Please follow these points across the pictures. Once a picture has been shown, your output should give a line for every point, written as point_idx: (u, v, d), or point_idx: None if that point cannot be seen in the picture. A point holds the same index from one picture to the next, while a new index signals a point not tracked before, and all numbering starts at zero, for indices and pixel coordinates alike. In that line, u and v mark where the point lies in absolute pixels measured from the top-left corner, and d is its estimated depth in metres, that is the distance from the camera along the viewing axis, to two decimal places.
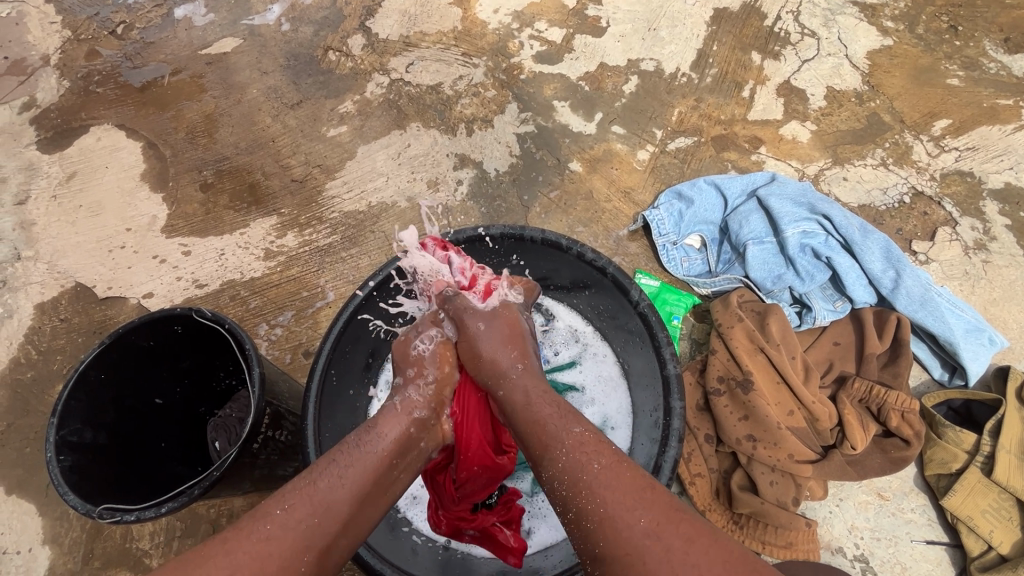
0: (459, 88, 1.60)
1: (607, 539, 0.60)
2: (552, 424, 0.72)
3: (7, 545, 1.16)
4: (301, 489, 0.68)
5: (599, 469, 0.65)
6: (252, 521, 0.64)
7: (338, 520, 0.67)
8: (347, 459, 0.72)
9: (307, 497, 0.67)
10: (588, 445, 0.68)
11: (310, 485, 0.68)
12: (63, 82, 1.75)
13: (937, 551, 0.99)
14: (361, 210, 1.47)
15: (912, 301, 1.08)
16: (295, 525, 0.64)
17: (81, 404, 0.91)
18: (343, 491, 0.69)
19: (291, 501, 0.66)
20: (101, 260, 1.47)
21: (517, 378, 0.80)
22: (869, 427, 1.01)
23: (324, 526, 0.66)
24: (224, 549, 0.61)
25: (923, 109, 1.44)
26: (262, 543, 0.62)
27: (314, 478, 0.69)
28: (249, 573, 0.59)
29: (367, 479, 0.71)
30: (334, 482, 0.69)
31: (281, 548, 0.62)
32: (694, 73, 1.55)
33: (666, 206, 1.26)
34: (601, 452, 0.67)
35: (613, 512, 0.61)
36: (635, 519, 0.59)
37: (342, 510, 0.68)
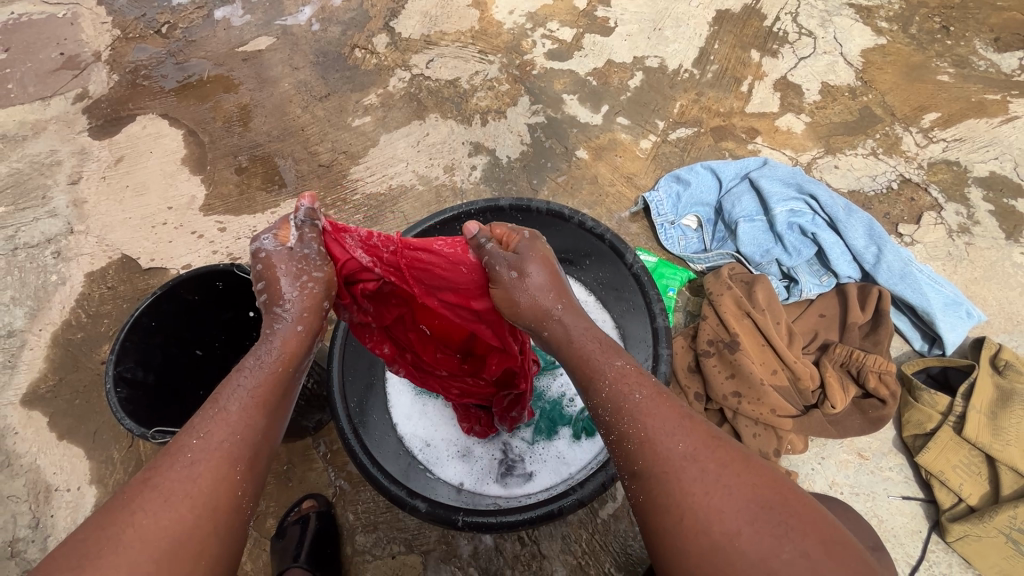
0: (475, 82, 1.72)
1: (649, 459, 0.60)
2: (596, 356, 0.69)
3: (58, 483, 1.28)
4: (211, 415, 0.62)
5: (639, 402, 0.63)
6: (166, 458, 0.59)
7: (257, 433, 0.63)
8: (250, 372, 0.66)
9: (221, 421, 0.62)
10: (628, 379, 0.66)
11: (220, 410, 0.63)
12: (113, 76, 1.91)
13: (912, 506, 1.06)
14: (382, 192, 1.59)
15: (892, 275, 1.16)
16: (213, 447, 0.60)
17: (135, 346, 1.03)
18: (256, 406, 0.64)
19: (205, 429, 0.61)
20: (145, 234, 1.60)
21: (566, 314, 0.72)
22: (848, 389, 1.08)
23: (248, 439, 0.62)
24: (144, 489, 0.56)
25: (914, 103, 1.52)
26: (181, 474, 0.57)
27: (220, 401, 0.64)
28: (177, 503, 0.55)
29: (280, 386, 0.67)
30: (239, 398, 0.64)
31: (208, 469, 0.58)
32: (696, 69, 1.64)
33: (665, 188, 1.36)
34: (643, 385, 0.65)
35: (657, 436, 0.60)
36: (675, 443, 0.59)
37: (259, 426, 0.63)
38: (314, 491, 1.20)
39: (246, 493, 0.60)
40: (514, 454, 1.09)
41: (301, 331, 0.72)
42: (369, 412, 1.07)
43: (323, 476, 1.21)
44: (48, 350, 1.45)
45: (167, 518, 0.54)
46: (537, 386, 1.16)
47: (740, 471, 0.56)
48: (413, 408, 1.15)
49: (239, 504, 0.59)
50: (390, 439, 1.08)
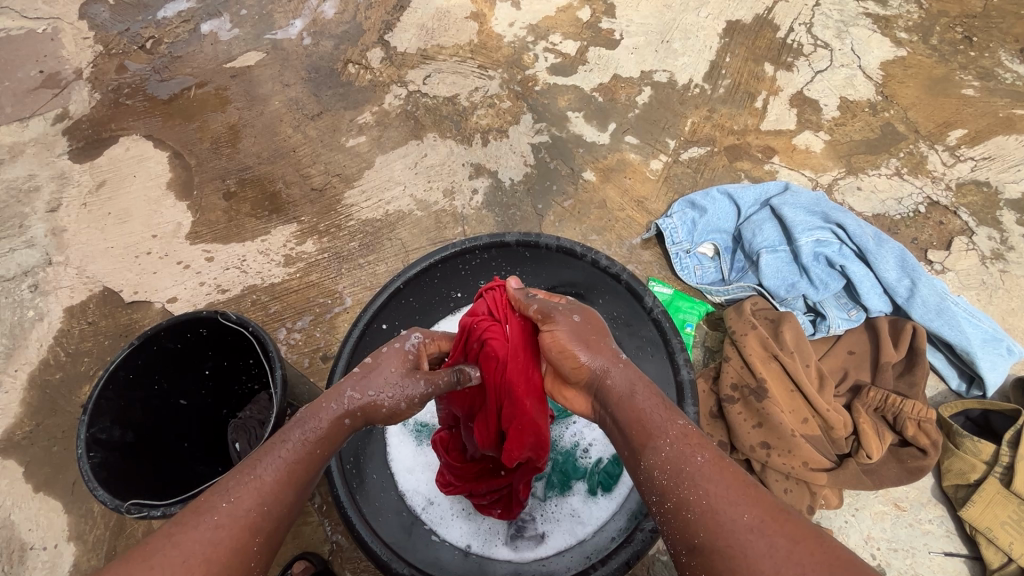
0: (475, 99, 1.63)
1: (700, 513, 0.57)
2: (656, 414, 0.66)
3: (34, 541, 1.19)
4: (243, 478, 0.64)
5: (701, 463, 0.60)
6: (194, 516, 0.60)
7: (284, 507, 0.64)
8: (290, 443, 0.68)
9: (254, 489, 0.63)
10: (692, 439, 0.63)
11: (256, 479, 0.64)
12: (94, 95, 1.82)
13: (955, 563, 0.98)
14: (379, 218, 1.51)
15: (928, 310, 1.08)
16: (241, 515, 0.61)
17: (110, 403, 0.94)
18: (287, 481, 0.65)
19: (237, 493, 0.62)
20: (128, 265, 1.52)
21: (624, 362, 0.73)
22: (885, 436, 1.00)
23: (274, 511, 0.63)
24: (170, 543, 0.57)
25: (938, 119, 1.45)
26: (203, 536, 0.58)
27: (256, 467, 0.65)
28: (193, 565, 0.56)
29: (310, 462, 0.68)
30: (276, 464, 0.66)
31: (231, 536, 0.59)
32: (708, 84, 1.56)
33: (680, 214, 1.28)
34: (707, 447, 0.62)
35: (717, 505, 0.56)
36: (739, 512, 0.55)
37: (286, 498, 0.64)
38: (309, 548, 1.11)
39: (260, 562, 0.61)
40: (524, 513, 1.00)
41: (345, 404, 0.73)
42: (366, 471, 0.98)
43: (319, 531, 1.12)
44: (25, 393, 1.36)
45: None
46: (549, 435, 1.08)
47: (813, 547, 0.52)
48: (416, 461, 1.06)
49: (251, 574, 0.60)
50: (390, 499, 0.99)
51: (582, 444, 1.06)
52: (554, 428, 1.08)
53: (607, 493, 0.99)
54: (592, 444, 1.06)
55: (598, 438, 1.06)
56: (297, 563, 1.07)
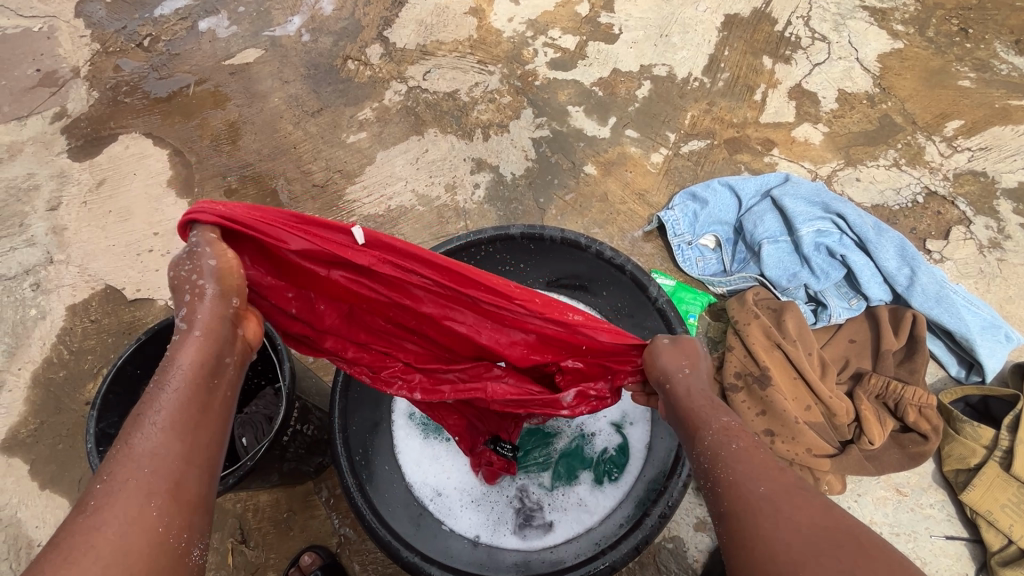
0: (475, 94, 1.64)
1: (727, 493, 0.58)
2: (705, 411, 0.68)
3: (41, 538, 1.19)
4: (112, 457, 0.54)
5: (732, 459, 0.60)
6: (71, 515, 0.50)
7: (174, 459, 0.55)
8: (153, 403, 0.57)
9: (124, 460, 0.53)
10: (734, 430, 0.64)
11: (125, 452, 0.54)
12: (93, 93, 1.82)
13: (956, 547, 1.00)
14: (381, 213, 1.51)
15: (928, 298, 1.09)
16: (118, 488, 0.51)
17: (118, 398, 0.94)
18: (164, 435, 0.55)
19: (108, 472, 0.53)
20: (130, 263, 1.52)
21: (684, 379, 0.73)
22: (887, 423, 1.02)
23: (162, 466, 0.53)
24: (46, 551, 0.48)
25: (935, 110, 1.46)
26: (81, 527, 0.49)
27: (124, 442, 0.55)
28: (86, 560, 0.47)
29: (189, 408, 0.58)
30: (145, 430, 0.55)
31: (112, 515, 0.50)
32: (707, 78, 1.57)
33: (681, 207, 1.29)
34: (744, 436, 0.63)
35: (740, 478, 0.58)
36: (757, 484, 0.57)
37: (169, 444, 0.55)
38: (317, 541, 1.12)
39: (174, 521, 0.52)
40: (531, 502, 1.01)
41: (205, 340, 0.62)
42: (372, 463, 0.99)
43: (327, 524, 1.13)
44: (29, 392, 1.36)
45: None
46: (552, 425, 1.07)
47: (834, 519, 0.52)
48: (423, 454, 1.05)
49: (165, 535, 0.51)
50: (398, 491, 1.00)
51: (587, 433, 1.06)
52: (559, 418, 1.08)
53: (613, 482, 1.00)
54: (598, 434, 1.06)
55: (602, 429, 1.06)
56: (304, 556, 1.09)
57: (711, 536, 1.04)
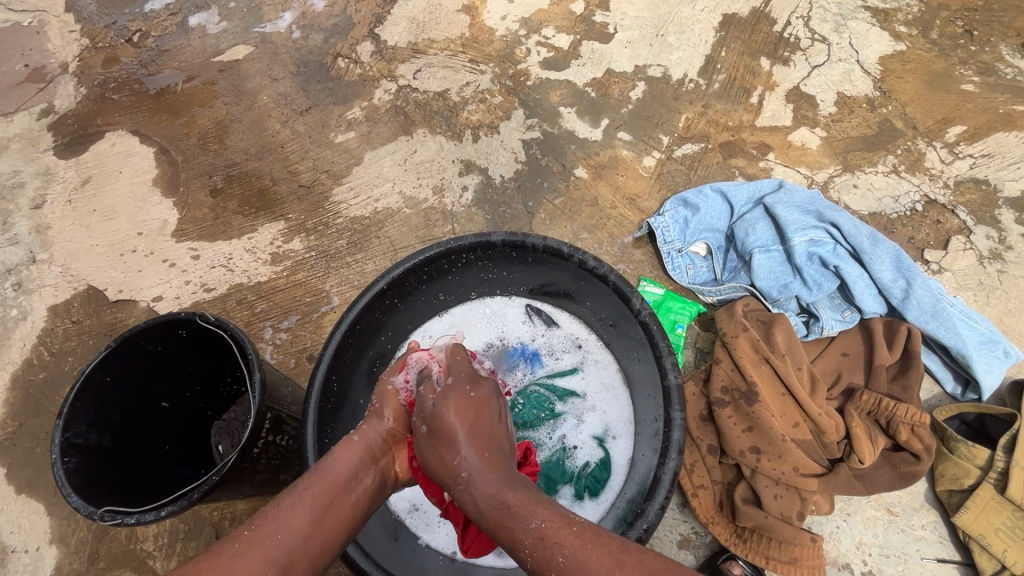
0: (466, 94, 1.60)
1: None
2: (510, 522, 0.65)
3: (16, 544, 1.18)
4: (265, 512, 0.69)
5: (565, 564, 0.60)
6: (218, 548, 0.65)
7: (299, 542, 0.67)
8: (309, 478, 0.73)
9: (272, 517, 0.68)
10: (551, 534, 0.63)
11: (274, 509, 0.69)
12: (80, 89, 1.79)
13: (948, 570, 0.96)
14: (367, 215, 1.48)
15: (924, 312, 1.06)
16: (259, 542, 0.65)
17: (87, 407, 0.92)
18: (301, 509, 0.69)
19: (257, 522, 0.67)
20: (113, 263, 1.49)
21: (473, 474, 0.71)
22: (877, 441, 0.99)
23: (287, 542, 0.66)
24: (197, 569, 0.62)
25: (937, 115, 1.42)
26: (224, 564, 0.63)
27: (278, 501, 0.70)
28: None
29: (325, 497, 0.71)
30: (294, 505, 0.69)
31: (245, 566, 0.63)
32: (702, 79, 1.53)
33: (671, 213, 1.26)
34: (564, 537, 0.62)
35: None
36: None
37: (303, 530, 0.67)
38: None
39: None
40: None
41: (358, 454, 0.77)
42: None
43: None
44: (8, 394, 1.34)
45: None
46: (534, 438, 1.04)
47: None
48: None
49: None
50: None
51: (569, 446, 1.03)
52: (542, 430, 1.05)
53: (594, 498, 0.97)
54: (580, 446, 1.03)
55: (584, 442, 1.03)
56: None
57: (694, 554, 0.99)
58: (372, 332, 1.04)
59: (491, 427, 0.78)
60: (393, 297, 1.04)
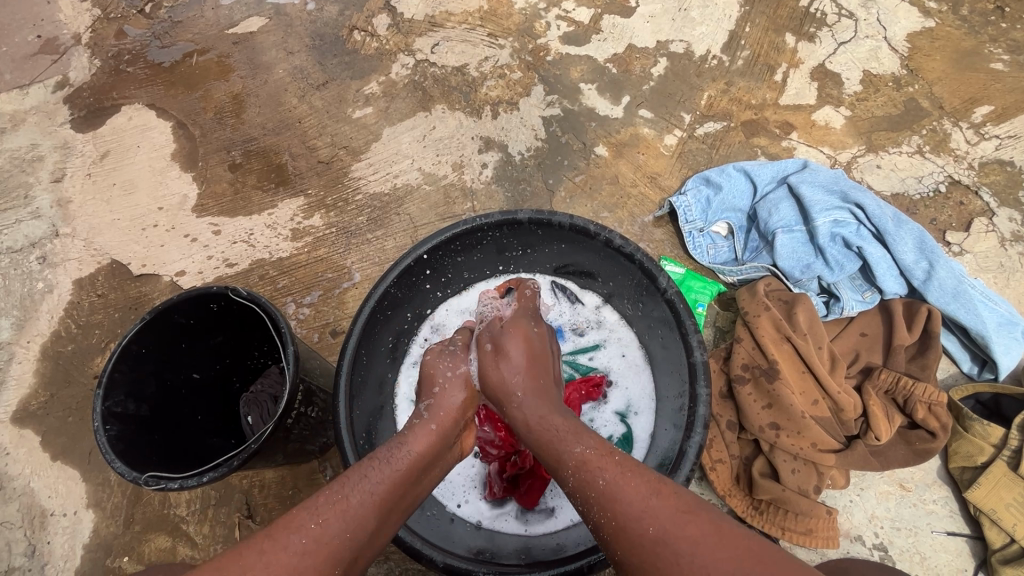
0: (485, 69, 1.58)
1: (623, 547, 0.61)
2: (558, 443, 0.73)
3: (54, 508, 1.22)
4: (342, 478, 0.70)
5: (606, 486, 0.65)
6: (299, 515, 0.65)
7: (377, 501, 0.70)
8: (384, 455, 0.75)
9: (348, 486, 0.69)
10: (593, 462, 0.68)
11: (347, 478, 0.70)
12: (95, 62, 1.78)
13: (957, 543, 1.00)
14: (387, 192, 1.49)
15: (945, 293, 1.07)
16: (339, 505, 0.67)
17: (124, 377, 0.95)
18: (384, 483, 0.71)
19: (336, 494, 0.68)
20: (135, 237, 1.51)
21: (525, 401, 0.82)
22: (894, 419, 1.01)
23: (367, 508, 0.68)
24: (286, 530, 0.63)
25: (964, 95, 1.40)
26: (306, 524, 0.64)
27: (354, 470, 0.72)
28: (300, 554, 0.62)
29: (402, 467, 0.74)
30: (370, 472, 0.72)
31: (333, 528, 0.65)
32: (726, 56, 1.51)
33: (694, 191, 1.26)
34: (607, 466, 0.67)
35: (623, 521, 0.62)
36: (644, 525, 0.60)
37: (381, 497, 0.70)
38: None
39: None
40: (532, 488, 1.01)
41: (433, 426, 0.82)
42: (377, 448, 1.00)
43: None
44: (38, 364, 1.37)
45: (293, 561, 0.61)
46: None
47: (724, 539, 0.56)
48: None
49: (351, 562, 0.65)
50: None
51: (592, 422, 1.05)
52: None
53: None
54: (602, 422, 1.05)
55: (605, 419, 1.05)
56: None
57: None
58: (399, 308, 1.06)
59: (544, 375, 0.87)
60: (420, 273, 1.05)
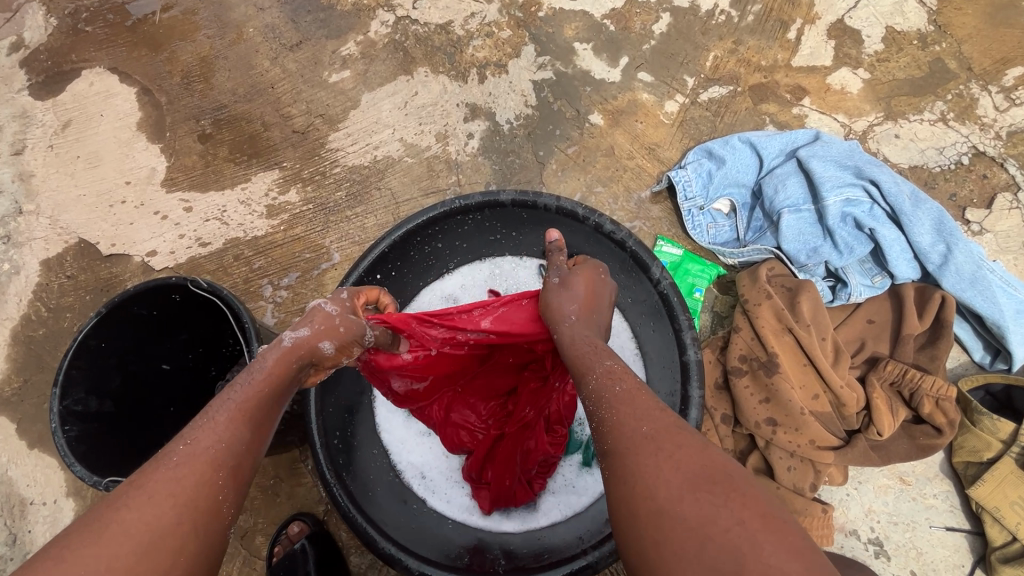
0: (471, 27, 1.45)
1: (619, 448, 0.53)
2: (588, 358, 0.64)
3: (33, 497, 1.20)
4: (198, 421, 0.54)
5: (620, 393, 0.57)
6: (148, 466, 0.50)
7: (249, 444, 0.55)
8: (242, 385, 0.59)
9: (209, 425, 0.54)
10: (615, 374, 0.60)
11: (209, 419, 0.55)
12: (50, 20, 1.64)
13: (955, 538, 0.97)
14: (367, 164, 1.39)
15: (961, 279, 0.99)
16: (199, 451, 0.52)
17: (84, 374, 0.90)
18: (243, 417, 0.56)
19: (194, 433, 0.53)
20: (103, 215, 1.43)
21: (574, 325, 0.71)
22: (898, 412, 0.95)
23: (235, 445, 0.54)
24: (129, 485, 0.48)
25: (996, 54, 1.27)
26: (163, 477, 0.49)
27: (211, 410, 0.55)
28: (159, 501, 0.48)
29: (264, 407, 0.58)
30: (225, 405, 0.56)
31: (193, 472, 0.50)
32: (735, 10, 1.37)
33: (694, 165, 1.16)
34: (625, 377, 0.59)
35: (622, 423, 0.54)
36: (640, 424, 0.53)
37: (250, 434, 0.55)
38: (304, 508, 1.13)
39: (230, 498, 0.52)
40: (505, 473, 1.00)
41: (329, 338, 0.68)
42: (354, 446, 0.95)
43: (313, 493, 1.14)
44: (9, 349, 1.32)
45: (148, 515, 0.47)
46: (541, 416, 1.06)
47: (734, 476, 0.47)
48: (408, 432, 1.02)
49: (222, 509, 0.51)
50: (378, 468, 0.97)
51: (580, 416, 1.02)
52: None
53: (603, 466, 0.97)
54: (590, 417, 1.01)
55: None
56: (292, 524, 1.09)
57: None
58: None
59: (595, 306, 0.74)
60: (396, 259, 0.98)
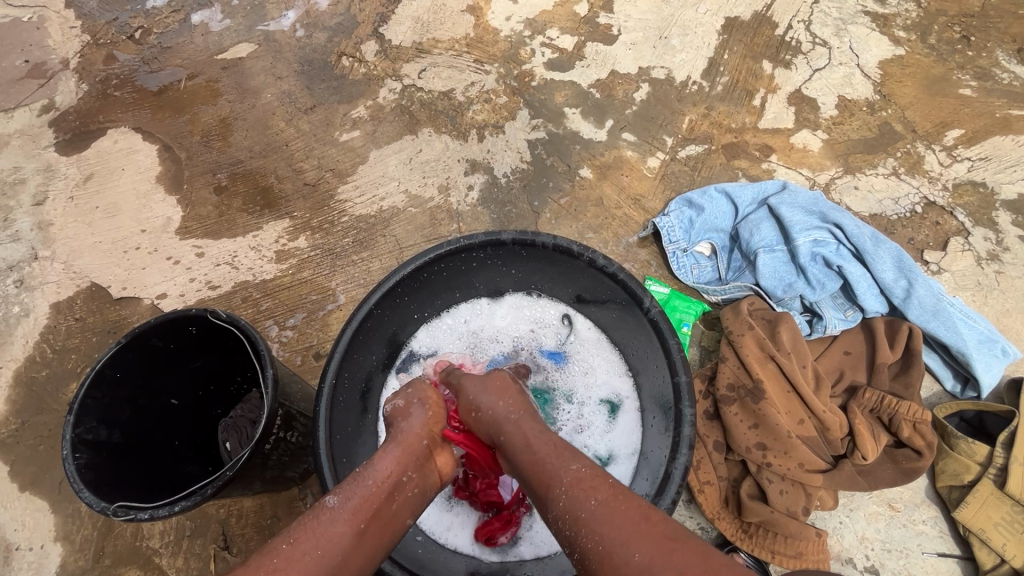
0: (471, 94, 1.61)
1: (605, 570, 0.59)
2: (551, 460, 0.70)
3: (19, 541, 1.17)
4: (302, 523, 0.66)
5: (597, 505, 0.63)
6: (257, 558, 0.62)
7: (341, 551, 0.65)
8: (349, 485, 0.71)
9: (310, 529, 0.65)
10: (587, 479, 0.67)
11: (313, 517, 0.66)
12: (82, 85, 1.78)
13: (948, 564, 0.98)
14: (373, 214, 1.49)
15: (924, 311, 1.08)
16: (297, 557, 0.62)
17: (97, 402, 0.92)
18: (344, 521, 0.67)
19: (296, 535, 0.64)
20: (117, 260, 1.49)
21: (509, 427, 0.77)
22: (880, 437, 1.00)
23: (329, 555, 0.64)
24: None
25: (935, 119, 1.45)
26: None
27: (315, 512, 0.67)
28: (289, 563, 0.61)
29: (369, 505, 0.70)
30: (335, 517, 0.67)
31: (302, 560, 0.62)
32: (706, 81, 1.55)
33: (677, 212, 1.27)
34: (601, 487, 0.65)
35: (612, 547, 0.59)
36: (631, 552, 0.57)
37: (346, 540, 0.65)
38: None
39: None
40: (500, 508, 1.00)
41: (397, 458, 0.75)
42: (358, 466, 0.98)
43: None
44: (11, 391, 1.33)
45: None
46: None
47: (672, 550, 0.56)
48: None
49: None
50: None
51: None
52: None
53: None
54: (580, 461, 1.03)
55: (585, 455, 1.03)
56: None
57: None
58: (384, 329, 1.04)
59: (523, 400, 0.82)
60: (403, 292, 1.03)
